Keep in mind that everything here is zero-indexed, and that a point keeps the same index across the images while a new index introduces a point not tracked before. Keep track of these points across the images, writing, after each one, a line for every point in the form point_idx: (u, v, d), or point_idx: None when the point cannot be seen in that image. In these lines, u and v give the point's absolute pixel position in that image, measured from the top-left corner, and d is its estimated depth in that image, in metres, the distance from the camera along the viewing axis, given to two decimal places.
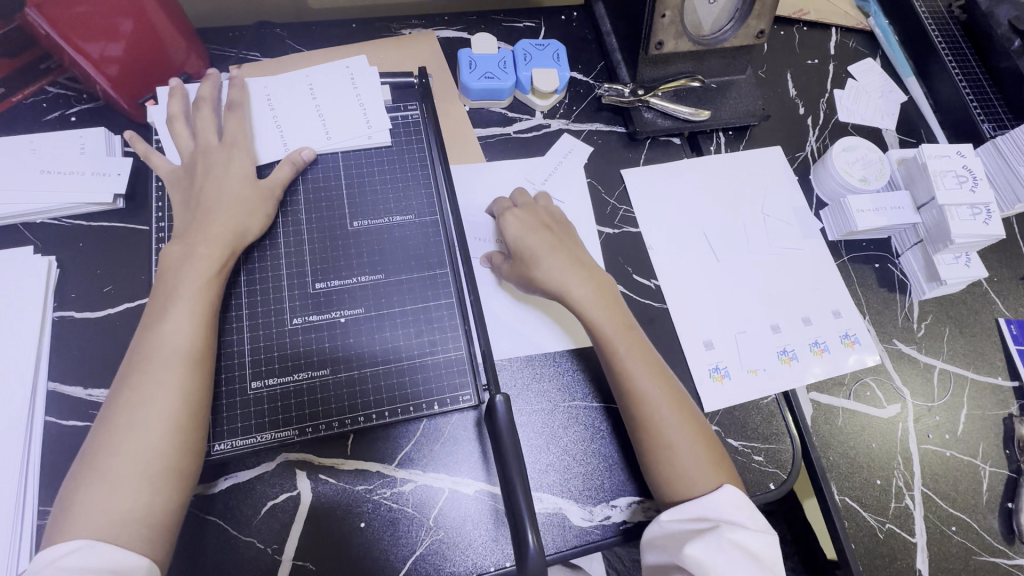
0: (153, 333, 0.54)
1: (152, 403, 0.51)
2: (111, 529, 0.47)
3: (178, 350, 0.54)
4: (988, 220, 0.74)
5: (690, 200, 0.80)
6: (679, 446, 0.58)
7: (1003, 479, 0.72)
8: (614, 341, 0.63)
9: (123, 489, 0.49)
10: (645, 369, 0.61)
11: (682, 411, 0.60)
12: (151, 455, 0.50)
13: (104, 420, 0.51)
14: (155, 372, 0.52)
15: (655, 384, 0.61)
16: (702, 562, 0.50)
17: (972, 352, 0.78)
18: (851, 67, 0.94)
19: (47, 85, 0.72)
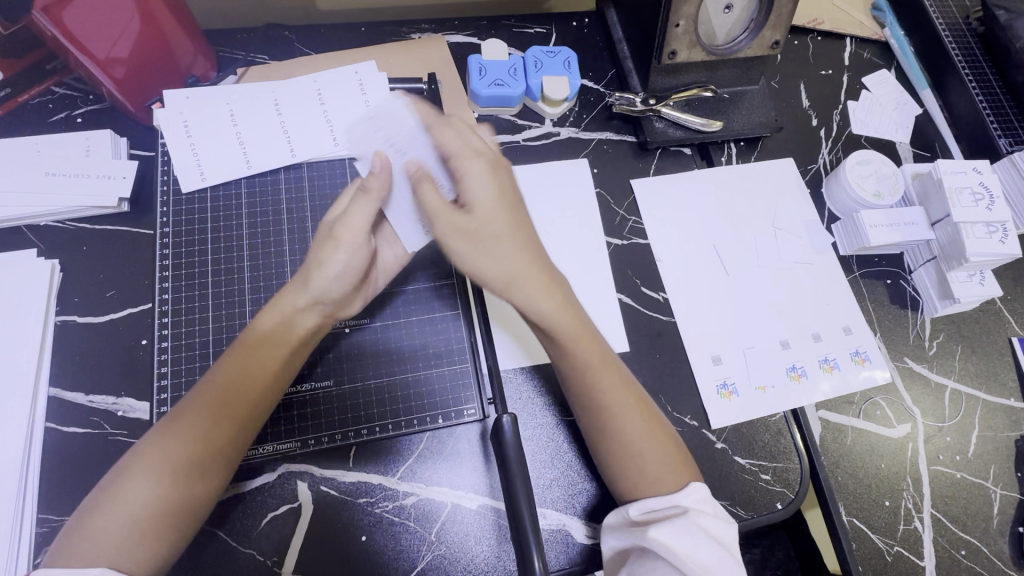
0: (238, 368, 0.54)
1: (215, 439, 0.51)
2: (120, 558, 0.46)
3: (244, 393, 0.53)
4: (1005, 238, 0.72)
5: (700, 211, 0.79)
6: (649, 474, 0.55)
7: (1014, 502, 0.70)
8: (599, 389, 0.58)
9: (151, 512, 0.48)
10: (619, 408, 0.57)
11: (661, 450, 0.57)
12: (187, 488, 0.49)
13: (159, 433, 0.51)
14: (222, 413, 0.52)
15: (640, 436, 0.57)
16: (670, 546, 0.48)
17: (985, 372, 0.76)
18: (866, 78, 0.92)
19: (53, 86, 0.71)
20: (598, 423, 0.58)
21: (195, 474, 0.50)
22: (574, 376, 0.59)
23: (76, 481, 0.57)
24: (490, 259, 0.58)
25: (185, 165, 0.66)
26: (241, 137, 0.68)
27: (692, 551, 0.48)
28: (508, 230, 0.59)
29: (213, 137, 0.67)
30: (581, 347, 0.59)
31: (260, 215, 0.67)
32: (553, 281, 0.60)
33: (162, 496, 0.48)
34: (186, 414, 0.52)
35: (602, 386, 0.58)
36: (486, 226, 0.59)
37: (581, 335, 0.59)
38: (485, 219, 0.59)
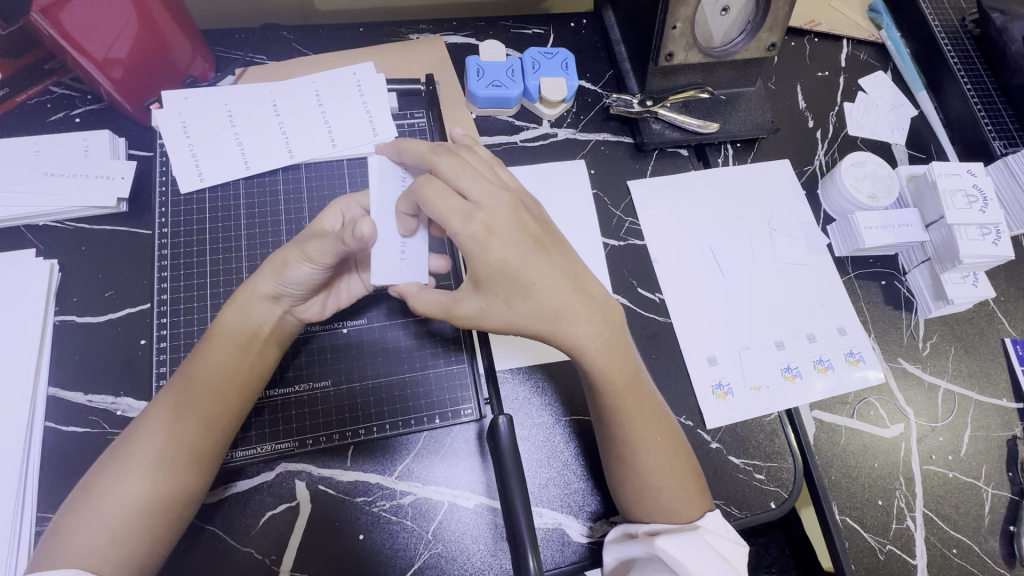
0: (202, 368, 0.54)
1: (182, 438, 0.52)
2: (101, 556, 0.47)
3: (206, 392, 0.53)
4: (998, 240, 0.73)
5: (696, 214, 0.79)
6: (663, 502, 0.57)
7: (1005, 501, 0.71)
8: (631, 431, 0.57)
9: (123, 511, 0.49)
10: (641, 445, 0.57)
11: (668, 460, 0.57)
12: (160, 486, 0.50)
13: (132, 434, 0.52)
14: (186, 413, 0.52)
15: (660, 469, 0.57)
16: (681, 560, 0.51)
17: (978, 373, 0.77)
18: (862, 80, 0.93)
19: (51, 86, 0.71)
20: (621, 455, 0.57)
21: (167, 466, 0.51)
22: (613, 416, 0.57)
23: (74, 480, 0.57)
24: (523, 314, 0.53)
25: (183, 166, 0.66)
26: (240, 138, 0.68)
27: (702, 566, 0.51)
28: (531, 259, 0.52)
29: (212, 138, 0.67)
30: (609, 368, 0.56)
31: (259, 214, 0.67)
32: (593, 310, 0.55)
33: (138, 493, 0.49)
34: (155, 412, 0.53)
35: (624, 419, 0.57)
36: (517, 273, 0.52)
37: (617, 351, 0.57)
38: (511, 264, 0.51)
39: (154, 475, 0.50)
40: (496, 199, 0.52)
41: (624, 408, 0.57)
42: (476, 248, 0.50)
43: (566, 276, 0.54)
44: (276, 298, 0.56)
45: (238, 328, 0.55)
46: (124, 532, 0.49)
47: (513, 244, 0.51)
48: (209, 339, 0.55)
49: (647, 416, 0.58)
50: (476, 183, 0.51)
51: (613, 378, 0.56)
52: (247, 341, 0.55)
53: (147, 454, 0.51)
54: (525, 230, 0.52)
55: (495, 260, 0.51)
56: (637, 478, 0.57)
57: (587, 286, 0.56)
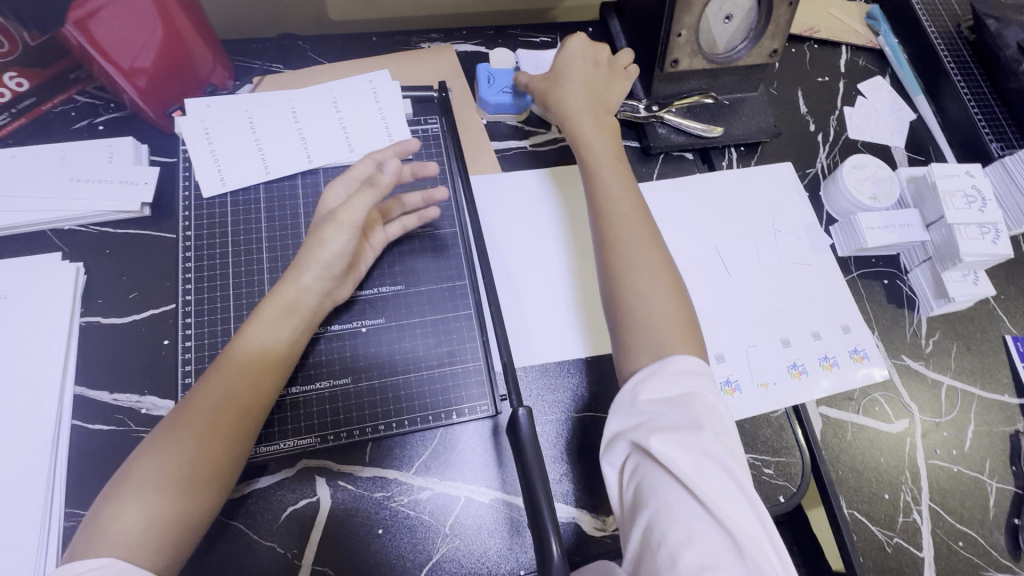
0: (243, 361, 0.56)
1: (222, 426, 0.52)
2: (137, 545, 0.47)
3: (247, 382, 0.55)
4: (997, 239, 0.75)
5: (702, 215, 0.81)
6: (645, 336, 0.58)
7: (1009, 495, 0.73)
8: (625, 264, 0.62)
9: (162, 499, 0.48)
10: (647, 263, 0.62)
11: (671, 304, 0.60)
12: (197, 474, 0.50)
13: (170, 426, 0.52)
14: (227, 402, 0.54)
15: (650, 298, 0.60)
16: (676, 459, 0.47)
17: (980, 369, 0.79)
18: (861, 85, 0.95)
19: (76, 95, 0.73)
20: (614, 282, 0.62)
21: (206, 455, 0.51)
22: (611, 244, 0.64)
23: (101, 477, 0.58)
24: (570, 96, 0.74)
25: (205, 170, 0.68)
26: (260, 143, 0.70)
27: (698, 466, 0.47)
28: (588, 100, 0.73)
29: (233, 143, 0.69)
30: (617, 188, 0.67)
31: (278, 218, 0.69)
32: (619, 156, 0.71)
33: (176, 481, 0.49)
34: (177, 423, 0.52)
35: (630, 231, 0.64)
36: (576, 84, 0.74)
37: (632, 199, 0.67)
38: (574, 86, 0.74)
39: (179, 486, 0.49)
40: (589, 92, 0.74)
41: (628, 238, 0.64)
42: (566, 61, 0.76)
43: (603, 134, 0.72)
44: (310, 298, 0.59)
45: (266, 338, 0.57)
46: (149, 543, 0.47)
47: (605, 82, 0.76)
48: (236, 350, 0.57)
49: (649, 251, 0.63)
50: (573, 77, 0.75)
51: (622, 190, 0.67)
52: (278, 348, 0.57)
53: (171, 462, 0.50)
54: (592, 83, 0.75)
55: (575, 108, 0.73)
56: (626, 301, 0.60)
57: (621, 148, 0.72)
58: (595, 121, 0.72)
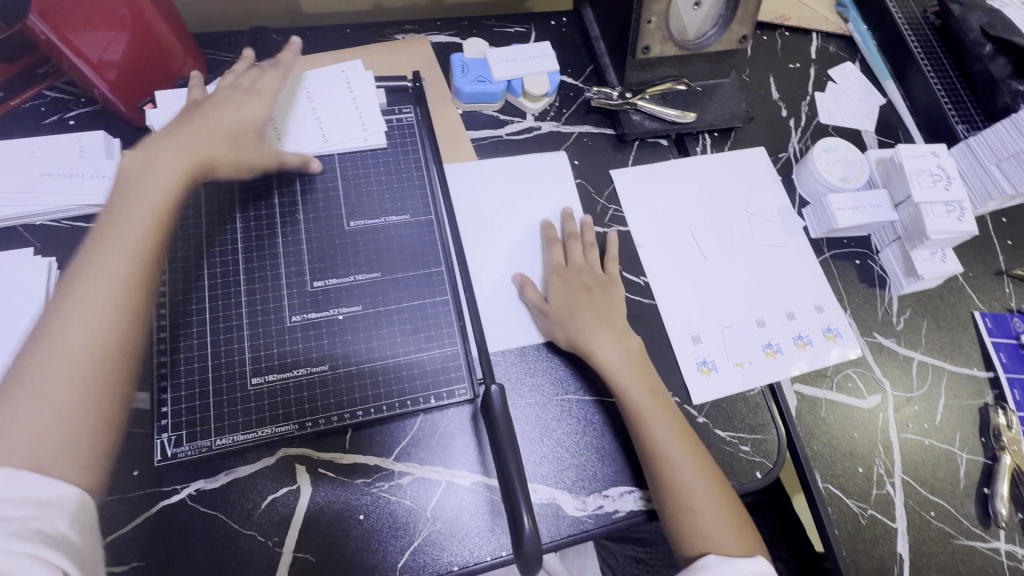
0: (116, 232, 0.54)
1: (105, 299, 0.51)
2: (40, 440, 0.46)
3: (129, 251, 0.54)
4: (962, 217, 0.76)
5: (677, 200, 0.82)
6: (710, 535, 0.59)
7: (978, 466, 0.74)
8: (685, 490, 0.60)
9: (58, 392, 0.47)
10: (685, 464, 0.61)
11: (697, 468, 0.61)
12: (93, 356, 0.49)
13: (51, 314, 0.50)
14: (107, 269, 0.52)
15: (709, 511, 0.59)
16: None
17: (949, 345, 0.81)
18: (832, 71, 0.97)
19: (45, 90, 0.73)
20: (677, 509, 0.59)
21: (95, 336, 0.50)
22: (674, 493, 0.60)
23: None
24: (585, 324, 0.68)
25: None
26: None
27: None
28: (586, 302, 0.69)
29: None
30: (642, 394, 0.64)
31: (252, 204, 0.67)
32: (645, 372, 0.67)
33: (68, 371, 0.48)
34: (49, 338, 0.49)
35: (673, 446, 0.62)
36: (571, 299, 0.69)
37: (658, 401, 0.65)
38: (572, 298, 0.69)
39: (76, 398, 0.48)
40: (571, 283, 0.71)
41: (689, 467, 0.61)
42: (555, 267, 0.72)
43: (614, 331, 0.68)
44: (181, 167, 0.59)
45: (134, 233, 0.55)
46: (58, 440, 0.47)
47: (596, 275, 0.72)
48: (96, 250, 0.54)
49: (695, 459, 0.62)
50: (564, 284, 0.71)
51: (639, 379, 0.66)
52: (153, 230, 0.56)
53: (61, 378, 0.48)
54: (587, 276, 0.72)
55: (590, 335, 0.67)
56: (685, 508, 0.59)
57: (639, 355, 0.68)
58: (596, 310, 0.69)
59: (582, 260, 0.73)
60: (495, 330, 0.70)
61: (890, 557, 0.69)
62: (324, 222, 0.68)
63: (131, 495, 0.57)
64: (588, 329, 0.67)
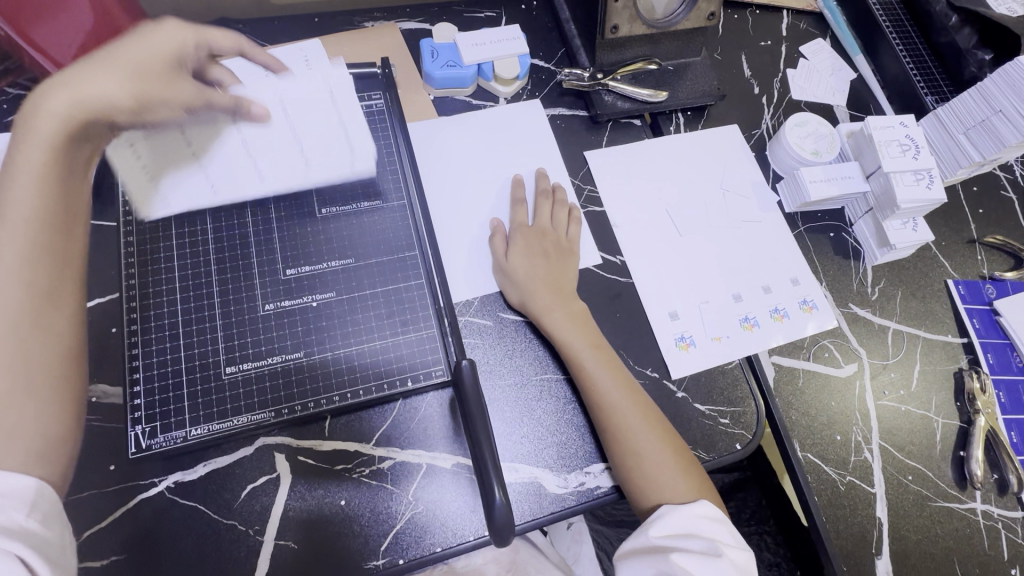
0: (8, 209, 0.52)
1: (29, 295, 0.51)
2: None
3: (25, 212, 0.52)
4: (931, 184, 0.77)
5: (652, 180, 0.82)
6: (655, 475, 0.60)
7: (954, 429, 0.76)
8: (627, 430, 0.62)
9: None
10: (637, 428, 0.62)
11: (652, 431, 0.62)
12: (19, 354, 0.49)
13: None
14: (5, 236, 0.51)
15: (656, 452, 0.61)
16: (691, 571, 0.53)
17: (923, 313, 0.82)
18: (802, 47, 0.98)
19: (7, 87, 0.72)
20: (626, 456, 0.61)
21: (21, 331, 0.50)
22: (620, 438, 0.61)
23: None
24: (529, 280, 0.69)
25: None
26: None
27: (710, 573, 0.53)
28: (538, 258, 0.70)
29: None
30: (583, 342, 0.66)
31: None
32: (585, 324, 0.68)
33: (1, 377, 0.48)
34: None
35: (614, 393, 0.63)
36: (525, 255, 0.70)
37: (598, 351, 0.66)
38: (523, 254, 0.70)
39: (10, 402, 0.48)
40: (532, 239, 0.72)
41: (634, 415, 0.63)
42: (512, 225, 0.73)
43: (556, 282, 0.70)
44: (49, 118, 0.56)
45: (24, 208, 0.53)
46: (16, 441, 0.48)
47: (547, 230, 0.73)
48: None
49: (637, 406, 0.63)
50: (519, 239, 0.71)
51: (580, 332, 0.67)
52: (38, 189, 0.54)
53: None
54: (541, 232, 0.73)
55: (533, 288, 0.68)
56: (632, 452, 0.61)
57: (580, 307, 0.69)
58: (552, 276, 0.70)
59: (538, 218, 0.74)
60: (471, 311, 0.70)
61: (869, 522, 0.70)
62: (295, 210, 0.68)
63: (105, 492, 0.57)
64: (534, 284, 0.69)
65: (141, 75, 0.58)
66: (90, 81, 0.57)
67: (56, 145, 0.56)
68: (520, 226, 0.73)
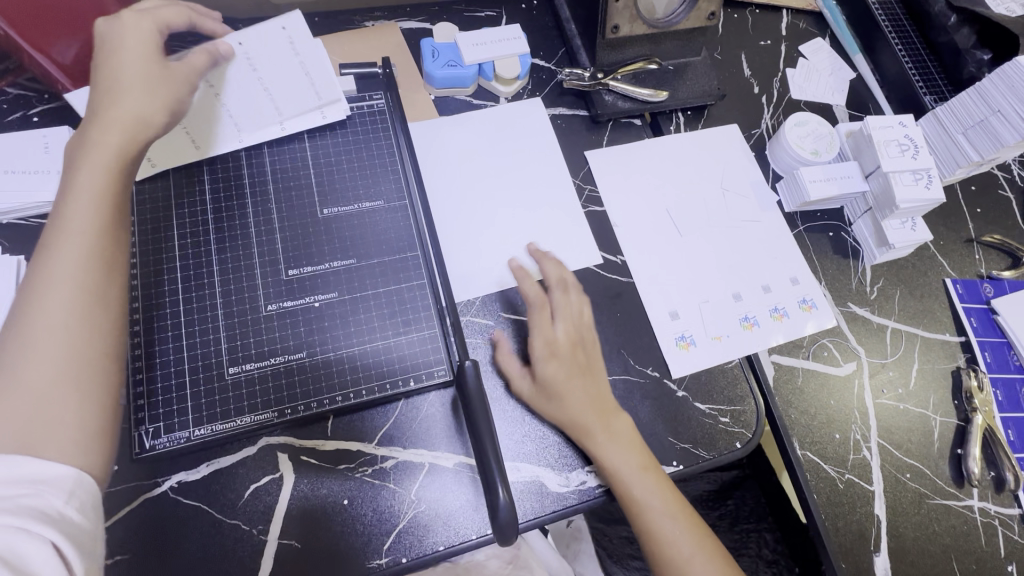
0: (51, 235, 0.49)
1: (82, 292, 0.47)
2: (28, 426, 0.43)
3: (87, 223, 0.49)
4: (930, 184, 0.77)
5: (652, 180, 0.83)
6: None
7: (952, 427, 0.76)
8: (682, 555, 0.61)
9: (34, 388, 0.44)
10: (695, 558, 0.61)
11: (685, 524, 0.63)
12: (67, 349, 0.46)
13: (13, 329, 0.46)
14: (64, 248, 0.48)
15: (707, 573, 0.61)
16: None
17: (921, 311, 0.82)
18: (802, 47, 0.98)
19: (7, 87, 0.72)
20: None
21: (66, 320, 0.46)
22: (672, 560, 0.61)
23: None
24: (573, 408, 0.63)
25: None
26: None
27: None
28: (576, 378, 0.65)
29: None
30: (635, 467, 0.62)
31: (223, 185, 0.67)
32: (634, 442, 0.64)
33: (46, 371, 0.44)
34: (10, 338, 0.45)
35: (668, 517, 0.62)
36: (560, 377, 0.64)
37: (649, 470, 0.63)
38: (559, 374, 0.64)
39: (50, 391, 0.44)
40: (565, 356, 0.65)
41: (688, 543, 0.62)
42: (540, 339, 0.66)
43: (596, 400, 0.65)
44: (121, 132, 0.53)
45: (84, 221, 0.50)
46: (59, 425, 0.44)
47: (580, 339, 0.67)
48: (48, 243, 0.49)
49: (690, 528, 0.63)
50: (550, 357, 0.65)
51: (634, 458, 0.63)
52: (100, 205, 0.50)
53: (31, 373, 0.44)
54: (574, 346, 0.66)
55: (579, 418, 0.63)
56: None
57: (626, 426, 0.65)
58: (595, 397, 0.65)
59: (569, 324, 0.67)
60: (472, 311, 0.70)
61: (868, 519, 0.71)
62: (296, 210, 0.68)
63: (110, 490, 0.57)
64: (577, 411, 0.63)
65: (153, 82, 0.56)
66: (126, 97, 0.55)
67: (114, 166, 0.53)
68: (552, 339, 0.66)
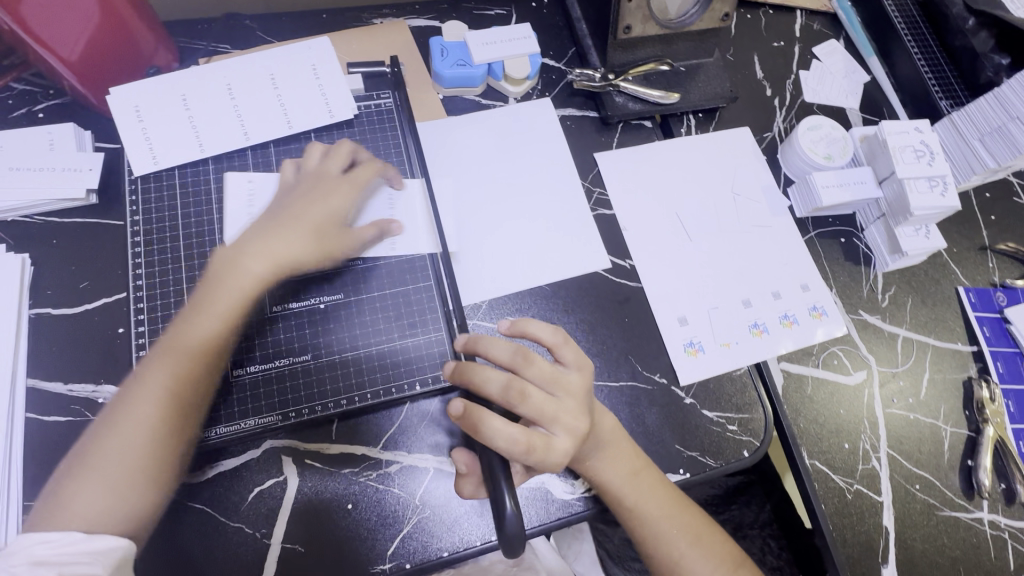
0: (166, 366, 0.52)
1: (166, 419, 0.51)
2: (89, 513, 0.47)
3: (201, 340, 0.54)
4: (945, 191, 0.76)
5: (663, 183, 0.82)
6: None
7: (963, 438, 0.75)
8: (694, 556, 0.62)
9: (110, 474, 0.48)
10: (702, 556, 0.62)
11: (687, 524, 0.63)
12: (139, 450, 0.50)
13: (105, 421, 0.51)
14: (170, 358, 0.53)
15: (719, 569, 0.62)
16: None
17: (933, 320, 0.81)
18: (815, 48, 0.96)
19: (12, 82, 0.71)
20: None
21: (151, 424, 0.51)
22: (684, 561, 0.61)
23: None
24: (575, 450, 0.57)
25: (135, 149, 0.65)
26: (193, 119, 0.67)
27: None
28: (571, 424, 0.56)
29: (167, 123, 0.66)
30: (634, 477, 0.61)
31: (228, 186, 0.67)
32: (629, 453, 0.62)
33: (119, 460, 0.49)
34: (103, 431, 0.50)
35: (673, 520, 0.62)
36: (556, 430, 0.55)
37: (647, 474, 0.62)
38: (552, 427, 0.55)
39: (115, 491, 0.48)
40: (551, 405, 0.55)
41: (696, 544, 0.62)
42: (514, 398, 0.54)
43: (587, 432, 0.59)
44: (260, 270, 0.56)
45: (201, 337, 0.54)
46: (104, 517, 0.48)
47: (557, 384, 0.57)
48: (164, 347, 0.54)
49: (695, 529, 0.63)
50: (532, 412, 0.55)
51: (629, 463, 0.61)
52: (227, 327, 0.55)
53: (106, 463, 0.49)
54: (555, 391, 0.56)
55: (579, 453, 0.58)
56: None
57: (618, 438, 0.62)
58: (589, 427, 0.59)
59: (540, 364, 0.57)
60: (479, 315, 0.70)
61: (875, 530, 0.70)
62: None
63: None
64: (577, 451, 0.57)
65: (316, 234, 0.59)
66: (283, 241, 0.58)
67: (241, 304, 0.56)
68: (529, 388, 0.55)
